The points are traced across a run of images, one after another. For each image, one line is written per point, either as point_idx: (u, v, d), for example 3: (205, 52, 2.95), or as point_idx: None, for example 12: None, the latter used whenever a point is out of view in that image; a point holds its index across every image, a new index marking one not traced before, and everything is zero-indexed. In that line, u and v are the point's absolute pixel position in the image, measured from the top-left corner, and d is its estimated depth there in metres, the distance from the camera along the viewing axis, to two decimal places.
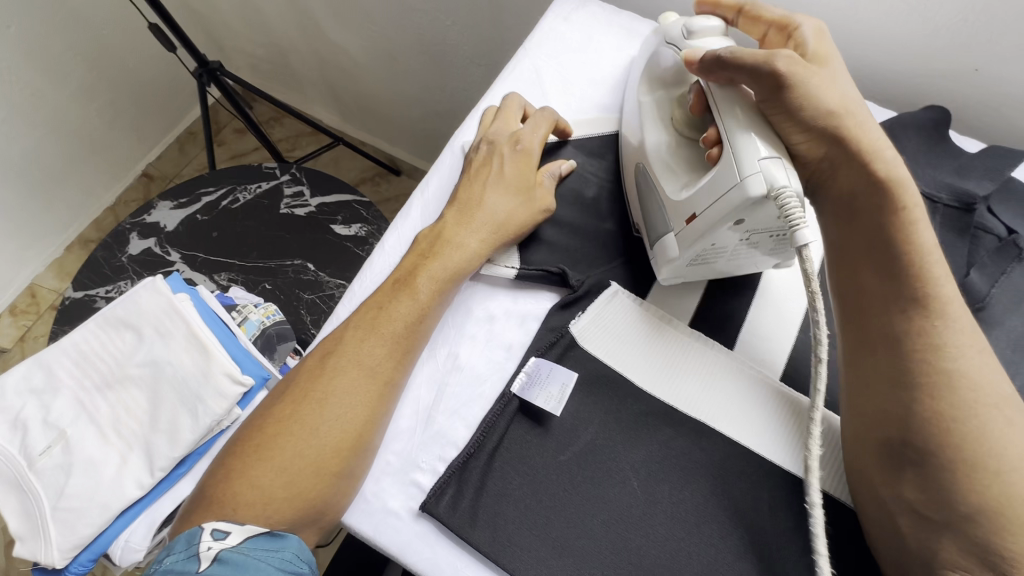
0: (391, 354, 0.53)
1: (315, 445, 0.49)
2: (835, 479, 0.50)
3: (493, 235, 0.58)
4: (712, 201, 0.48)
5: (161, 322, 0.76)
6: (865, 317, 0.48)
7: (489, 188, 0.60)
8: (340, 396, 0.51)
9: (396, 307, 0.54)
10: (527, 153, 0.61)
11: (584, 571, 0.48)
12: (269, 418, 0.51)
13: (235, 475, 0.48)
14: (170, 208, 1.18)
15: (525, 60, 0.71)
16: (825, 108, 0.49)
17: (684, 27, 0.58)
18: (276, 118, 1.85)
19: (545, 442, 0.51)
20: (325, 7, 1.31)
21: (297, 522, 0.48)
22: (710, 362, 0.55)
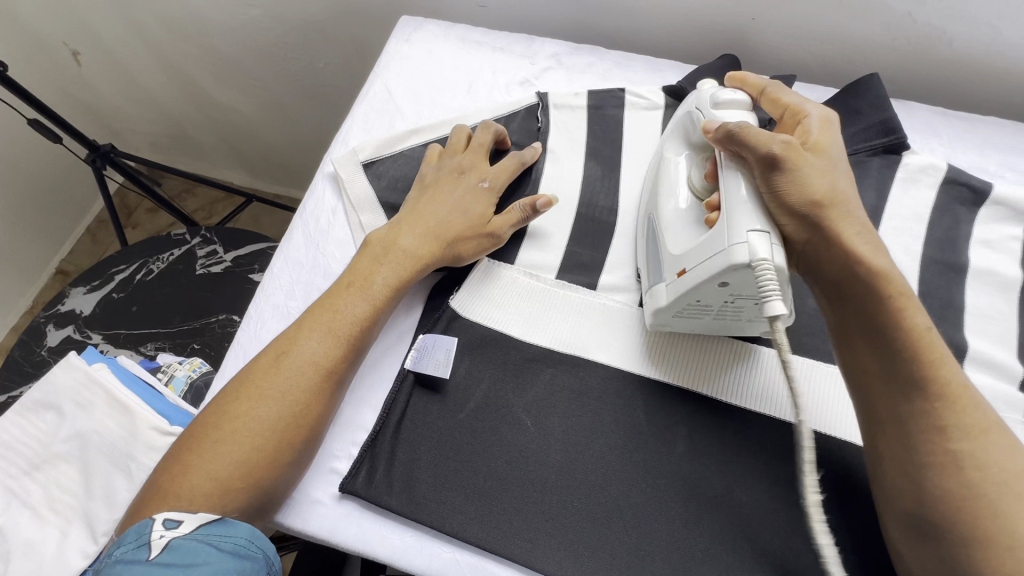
0: (347, 353, 0.56)
1: (270, 439, 0.51)
2: (724, 387, 0.57)
3: (438, 245, 0.61)
4: (700, 263, 0.50)
5: (79, 394, 0.77)
6: (883, 419, 0.47)
7: (448, 209, 0.63)
8: (300, 393, 0.53)
9: (350, 307, 0.57)
10: (488, 191, 0.65)
11: (495, 508, 0.53)
12: (216, 415, 0.52)
13: (189, 468, 0.49)
14: (85, 292, 1.19)
15: (377, 83, 0.78)
16: (818, 197, 0.49)
17: (713, 97, 0.58)
18: (186, 189, 1.86)
19: (444, 404, 0.57)
20: (206, 73, 1.36)
21: (246, 512, 0.50)
22: (608, 313, 0.61)
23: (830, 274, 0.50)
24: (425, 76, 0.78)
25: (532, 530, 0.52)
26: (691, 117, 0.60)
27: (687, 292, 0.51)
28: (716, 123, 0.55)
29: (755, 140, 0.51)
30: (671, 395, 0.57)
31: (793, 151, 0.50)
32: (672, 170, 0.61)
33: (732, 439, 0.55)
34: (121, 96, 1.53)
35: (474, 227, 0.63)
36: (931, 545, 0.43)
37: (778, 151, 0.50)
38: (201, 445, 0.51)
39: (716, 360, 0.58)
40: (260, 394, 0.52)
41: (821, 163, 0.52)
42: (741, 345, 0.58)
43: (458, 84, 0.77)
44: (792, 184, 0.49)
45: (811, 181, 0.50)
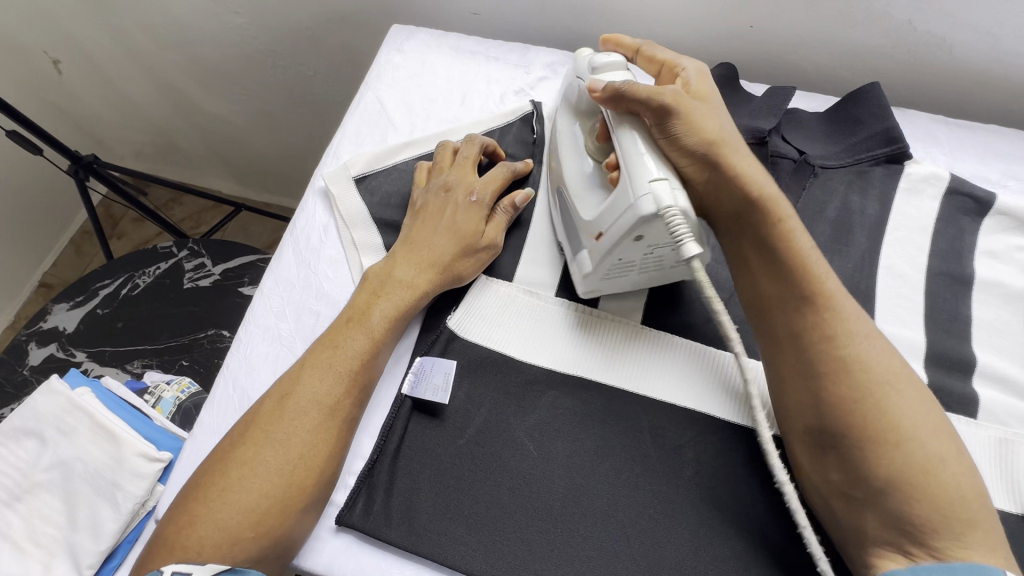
0: (350, 392, 0.54)
1: (276, 484, 0.49)
2: (734, 407, 0.55)
3: (438, 273, 0.59)
4: (613, 222, 0.51)
5: (62, 420, 0.74)
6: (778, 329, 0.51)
7: (441, 233, 0.61)
8: (305, 434, 0.51)
9: (351, 343, 0.55)
10: (478, 205, 0.62)
11: (500, 538, 0.51)
12: (221, 461, 0.50)
13: (196, 519, 0.47)
14: (68, 308, 1.15)
15: (368, 94, 0.76)
16: (701, 134, 0.52)
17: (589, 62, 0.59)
18: (173, 198, 1.82)
19: (443, 430, 0.55)
20: (191, 82, 1.33)
21: (260, 560, 0.48)
22: (615, 334, 0.60)
23: (728, 207, 0.53)
24: (417, 87, 0.76)
25: (538, 561, 0.50)
26: (574, 84, 0.62)
27: (610, 253, 0.52)
28: (599, 81, 0.55)
29: (642, 94, 0.52)
30: (677, 417, 0.55)
31: (672, 99, 0.52)
32: (568, 137, 0.62)
33: (739, 462, 0.53)
34: (104, 105, 1.49)
35: (470, 244, 0.60)
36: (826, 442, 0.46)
37: (656, 101, 0.51)
38: (206, 494, 0.49)
39: (657, 357, 0.58)
40: (263, 438, 0.50)
41: (705, 108, 0.55)
42: (679, 344, 0.59)
43: (451, 94, 0.75)
44: (676, 129, 0.51)
45: (692, 120, 0.52)
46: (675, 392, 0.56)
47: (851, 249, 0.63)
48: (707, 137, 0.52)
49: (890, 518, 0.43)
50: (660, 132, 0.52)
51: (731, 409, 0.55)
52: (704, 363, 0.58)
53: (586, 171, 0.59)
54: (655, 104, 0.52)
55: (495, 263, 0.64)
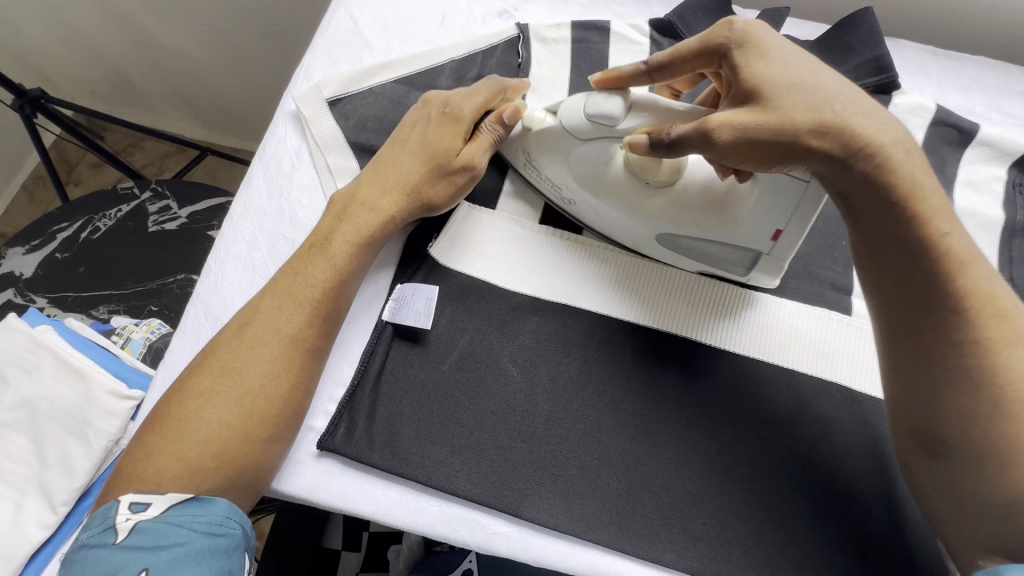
0: (312, 319, 0.52)
1: (237, 415, 0.48)
2: (716, 333, 0.56)
3: (403, 198, 0.56)
4: (800, 216, 0.48)
5: (24, 359, 0.71)
6: (887, 301, 0.46)
7: (408, 152, 0.58)
8: (269, 366, 0.50)
9: (312, 270, 0.53)
10: (456, 120, 0.58)
11: (484, 460, 0.52)
12: (178, 392, 0.49)
13: (154, 452, 0.47)
14: (24, 253, 1.09)
15: (339, 13, 0.70)
16: (788, 122, 0.43)
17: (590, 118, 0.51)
18: (132, 142, 1.71)
19: (426, 357, 0.54)
20: (143, 9, 1.23)
21: (228, 487, 0.47)
22: (615, 267, 0.59)
23: (833, 176, 0.44)
24: (392, 5, 0.71)
25: (521, 480, 0.51)
26: (574, 151, 0.55)
27: (803, 231, 0.49)
28: (638, 135, 0.48)
29: (694, 134, 0.45)
30: (662, 342, 0.56)
31: (738, 117, 0.44)
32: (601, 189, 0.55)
33: (717, 384, 0.54)
34: (47, 35, 1.37)
35: (442, 167, 0.57)
36: (914, 413, 0.45)
37: (718, 132, 0.44)
38: (166, 424, 0.48)
39: (668, 295, 0.57)
40: (227, 370, 0.49)
41: (791, 81, 0.44)
42: (678, 270, 0.58)
43: (430, 14, 0.71)
44: (752, 142, 0.44)
45: (773, 117, 0.43)
46: (679, 320, 0.56)
47: None
48: (797, 124, 0.43)
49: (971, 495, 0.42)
50: (738, 160, 0.45)
51: (715, 334, 0.56)
52: (696, 292, 0.57)
53: (685, 200, 0.53)
54: (722, 135, 0.44)
55: (478, 193, 0.62)
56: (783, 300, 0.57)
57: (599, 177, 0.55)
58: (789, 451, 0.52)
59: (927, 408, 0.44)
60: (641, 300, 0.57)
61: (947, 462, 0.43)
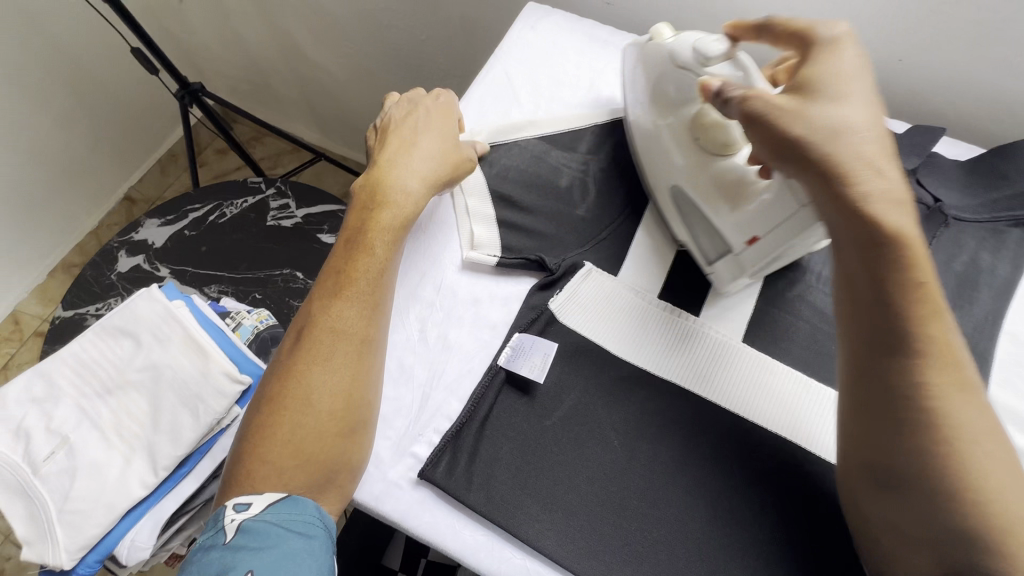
0: (363, 312, 0.56)
1: (305, 414, 0.52)
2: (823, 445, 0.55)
3: (434, 169, 0.63)
4: (778, 233, 0.53)
5: (158, 328, 0.78)
6: (850, 330, 0.46)
7: (415, 130, 0.66)
8: (333, 362, 0.53)
9: (356, 266, 0.57)
10: (444, 106, 0.69)
11: (574, 524, 0.52)
12: (259, 401, 0.54)
13: (247, 457, 0.51)
14: (158, 225, 1.21)
15: (496, 68, 0.76)
16: (809, 126, 0.46)
17: (694, 53, 0.56)
18: (258, 137, 1.88)
19: (532, 409, 0.56)
20: (302, 27, 1.37)
21: (314, 487, 0.51)
22: (724, 351, 0.58)
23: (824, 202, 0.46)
24: (546, 67, 0.76)
25: (607, 553, 0.51)
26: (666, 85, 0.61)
27: (771, 252, 0.54)
28: (711, 81, 0.54)
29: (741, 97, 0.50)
30: (768, 441, 0.55)
31: (777, 99, 0.48)
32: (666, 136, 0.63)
33: (819, 497, 0.53)
34: (213, 37, 1.54)
35: (455, 139, 0.67)
36: (868, 449, 0.46)
37: (754, 102, 0.49)
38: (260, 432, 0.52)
39: (777, 392, 0.57)
40: (305, 374, 0.53)
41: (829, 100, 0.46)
42: (787, 370, 0.58)
43: (578, 80, 0.75)
44: (770, 131, 0.48)
45: (798, 114, 0.46)
46: (783, 419, 0.56)
47: (976, 307, 0.60)
48: (812, 128, 0.46)
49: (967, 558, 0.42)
50: (761, 141, 0.49)
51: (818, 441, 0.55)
52: (804, 394, 0.57)
53: (713, 169, 0.60)
54: (754, 105, 0.49)
55: (600, 256, 0.65)
56: None
57: (675, 116, 0.62)
58: None
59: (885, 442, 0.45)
60: (743, 389, 0.57)
61: (903, 495, 0.44)
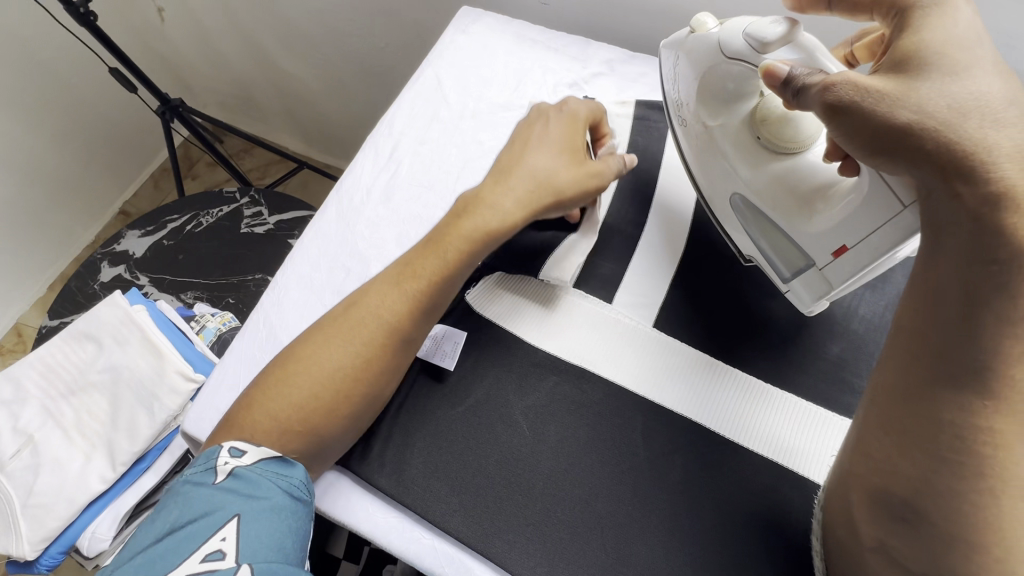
0: (408, 306, 0.54)
1: (325, 387, 0.52)
2: (748, 432, 0.55)
3: (530, 192, 0.57)
4: (873, 243, 0.47)
5: (117, 332, 0.82)
6: (906, 350, 0.41)
7: (536, 144, 0.59)
8: (369, 348, 0.53)
9: (423, 262, 0.55)
10: (574, 121, 0.61)
11: (479, 506, 0.54)
12: (286, 353, 0.54)
13: (253, 405, 0.52)
14: (139, 236, 1.26)
15: (429, 71, 0.79)
16: (918, 110, 0.39)
17: (750, 41, 0.50)
18: (245, 149, 1.94)
19: (445, 395, 0.59)
20: (274, 40, 1.41)
21: (304, 454, 0.52)
22: (652, 345, 0.60)
23: (938, 197, 0.39)
24: (476, 69, 0.78)
25: (511, 532, 0.53)
26: (713, 78, 0.56)
27: (860, 267, 0.49)
28: (777, 65, 0.47)
29: (829, 84, 0.43)
30: (677, 422, 0.56)
31: (864, 81, 0.41)
32: (717, 137, 0.59)
33: (724, 475, 0.54)
34: (196, 53, 1.60)
35: (580, 160, 0.58)
36: (882, 472, 0.42)
37: (835, 91, 0.42)
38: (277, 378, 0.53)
39: (714, 386, 0.57)
40: (322, 346, 0.53)
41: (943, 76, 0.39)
42: (711, 360, 0.58)
43: (506, 80, 0.77)
44: (863, 123, 0.41)
45: (901, 98, 0.39)
46: (711, 408, 0.56)
47: (888, 286, 0.62)
48: (927, 112, 0.38)
49: None
50: (846, 134, 0.43)
51: (745, 430, 0.55)
52: (733, 387, 0.57)
53: (784, 177, 0.55)
54: (838, 92, 0.42)
55: None
56: (809, 406, 0.56)
57: (726, 113, 0.58)
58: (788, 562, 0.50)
59: (901, 465, 0.40)
60: (677, 383, 0.58)
61: (899, 521, 0.41)
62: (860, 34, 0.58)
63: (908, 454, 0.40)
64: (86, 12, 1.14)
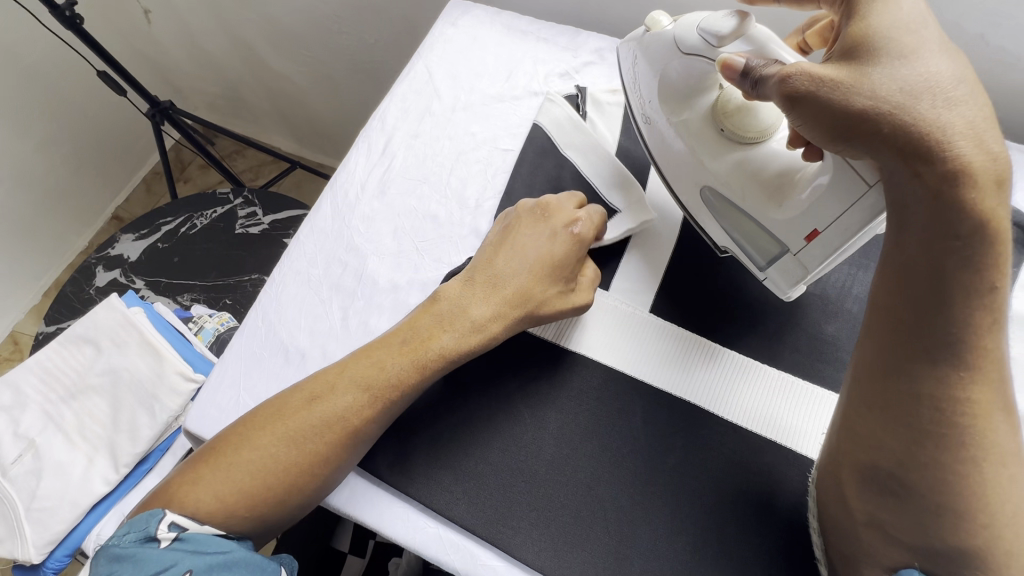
0: (374, 404, 0.53)
1: (278, 471, 0.50)
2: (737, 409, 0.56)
3: (506, 308, 0.56)
4: (845, 224, 0.47)
5: (115, 334, 0.82)
6: (878, 323, 0.43)
7: (526, 261, 0.57)
8: (325, 452, 0.51)
9: (395, 365, 0.54)
10: (576, 239, 0.59)
11: (481, 492, 0.55)
12: (240, 428, 0.52)
13: (194, 479, 0.50)
14: (133, 240, 1.25)
15: (420, 64, 0.79)
16: (872, 94, 0.39)
17: (707, 36, 0.51)
18: (237, 150, 1.93)
19: (443, 385, 0.59)
20: (263, 39, 1.40)
21: (252, 531, 0.51)
22: (648, 339, 0.60)
23: (899, 175, 0.40)
24: (466, 61, 0.78)
25: (515, 517, 0.54)
26: (674, 74, 0.56)
27: (834, 248, 0.49)
28: (733, 58, 0.48)
29: (784, 74, 0.43)
30: (676, 406, 0.57)
31: (819, 70, 0.42)
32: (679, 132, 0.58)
33: (722, 455, 0.55)
34: (184, 55, 1.59)
35: (562, 280, 0.58)
36: (870, 447, 0.43)
37: (792, 80, 0.43)
38: (221, 454, 0.51)
39: (701, 370, 0.58)
40: (280, 430, 0.51)
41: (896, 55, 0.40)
42: (702, 345, 0.59)
43: (497, 71, 0.77)
44: (822, 110, 0.42)
45: (855, 85, 0.40)
46: (700, 394, 0.57)
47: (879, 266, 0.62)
48: (879, 95, 0.39)
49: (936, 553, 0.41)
50: (805, 121, 0.44)
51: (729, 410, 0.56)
52: (719, 372, 0.58)
53: (754, 165, 0.54)
54: (794, 81, 0.43)
55: None
56: (802, 384, 0.57)
57: (687, 107, 0.57)
58: (787, 538, 0.51)
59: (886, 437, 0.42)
60: (668, 375, 0.58)
61: (886, 489, 0.42)
62: (809, 21, 0.59)
63: (898, 429, 0.41)
64: (72, 15, 1.13)
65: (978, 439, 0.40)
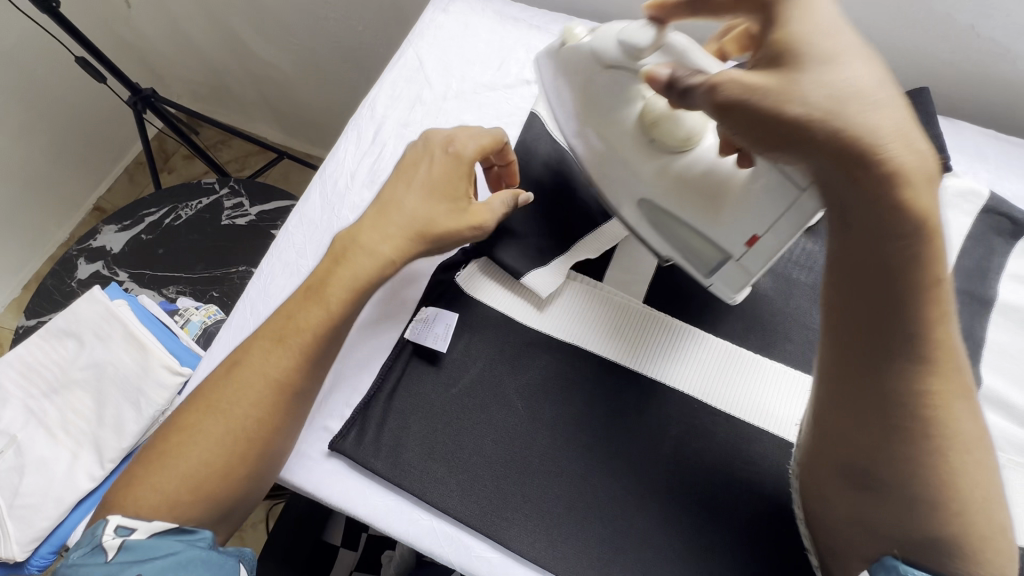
0: (297, 364, 0.53)
1: (217, 454, 0.51)
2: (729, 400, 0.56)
3: (405, 241, 0.57)
4: (782, 227, 0.46)
5: (98, 327, 0.80)
6: None
7: (414, 190, 0.58)
8: (252, 409, 0.52)
9: (305, 316, 0.54)
10: (455, 158, 0.58)
11: (476, 486, 0.54)
12: (172, 425, 0.53)
13: (134, 482, 0.50)
14: (116, 231, 1.23)
15: (410, 51, 0.77)
16: (801, 103, 0.35)
17: (619, 47, 0.49)
18: (223, 140, 1.90)
19: (438, 378, 0.59)
20: (247, 26, 1.37)
21: (209, 519, 0.51)
22: (647, 327, 0.59)
23: None
24: (457, 48, 0.77)
25: (509, 509, 0.53)
26: (592, 85, 0.53)
27: (774, 251, 0.48)
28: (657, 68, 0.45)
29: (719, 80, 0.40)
30: (670, 397, 0.57)
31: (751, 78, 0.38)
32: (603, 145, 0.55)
33: (716, 446, 0.55)
34: (166, 42, 1.55)
35: (455, 199, 0.57)
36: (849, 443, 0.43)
37: (724, 89, 0.39)
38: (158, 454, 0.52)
39: (698, 360, 0.58)
40: (205, 416, 0.52)
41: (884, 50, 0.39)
42: (698, 336, 0.59)
43: (489, 59, 0.76)
44: (749, 119, 0.38)
45: (787, 94, 0.36)
46: (696, 385, 0.57)
47: None
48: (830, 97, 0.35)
49: (924, 541, 0.41)
50: (750, 134, 0.39)
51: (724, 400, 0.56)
52: (718, 362, 0.57)
53: (682, 175, 0.51)
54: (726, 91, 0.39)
55: None
56: (796, 375, 0.57)
57: (603, 118, 0.54)
58: (779, 527, 0.52)
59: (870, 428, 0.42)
60: (663, 366, 0.58)
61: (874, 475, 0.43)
62: (725, 29, 0.56)
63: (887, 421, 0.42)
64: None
65: (964, 429, 0.41)
